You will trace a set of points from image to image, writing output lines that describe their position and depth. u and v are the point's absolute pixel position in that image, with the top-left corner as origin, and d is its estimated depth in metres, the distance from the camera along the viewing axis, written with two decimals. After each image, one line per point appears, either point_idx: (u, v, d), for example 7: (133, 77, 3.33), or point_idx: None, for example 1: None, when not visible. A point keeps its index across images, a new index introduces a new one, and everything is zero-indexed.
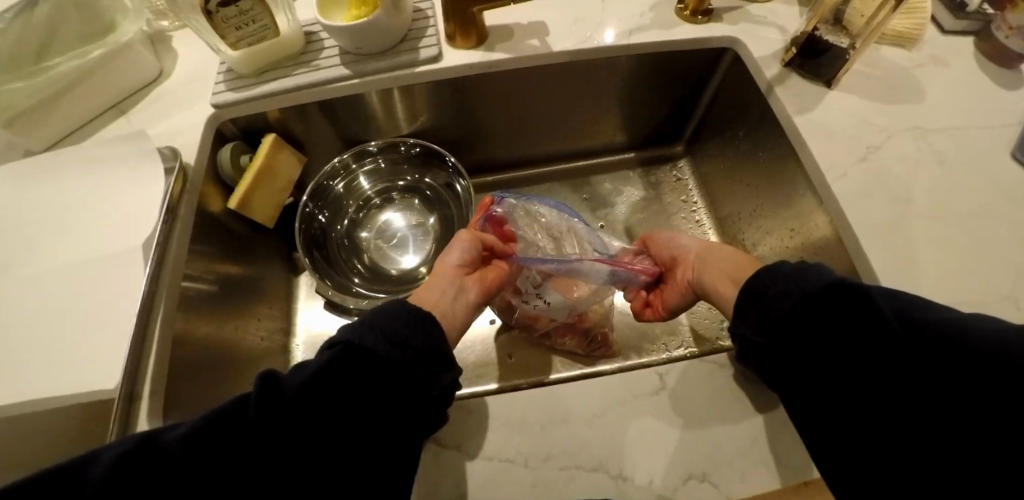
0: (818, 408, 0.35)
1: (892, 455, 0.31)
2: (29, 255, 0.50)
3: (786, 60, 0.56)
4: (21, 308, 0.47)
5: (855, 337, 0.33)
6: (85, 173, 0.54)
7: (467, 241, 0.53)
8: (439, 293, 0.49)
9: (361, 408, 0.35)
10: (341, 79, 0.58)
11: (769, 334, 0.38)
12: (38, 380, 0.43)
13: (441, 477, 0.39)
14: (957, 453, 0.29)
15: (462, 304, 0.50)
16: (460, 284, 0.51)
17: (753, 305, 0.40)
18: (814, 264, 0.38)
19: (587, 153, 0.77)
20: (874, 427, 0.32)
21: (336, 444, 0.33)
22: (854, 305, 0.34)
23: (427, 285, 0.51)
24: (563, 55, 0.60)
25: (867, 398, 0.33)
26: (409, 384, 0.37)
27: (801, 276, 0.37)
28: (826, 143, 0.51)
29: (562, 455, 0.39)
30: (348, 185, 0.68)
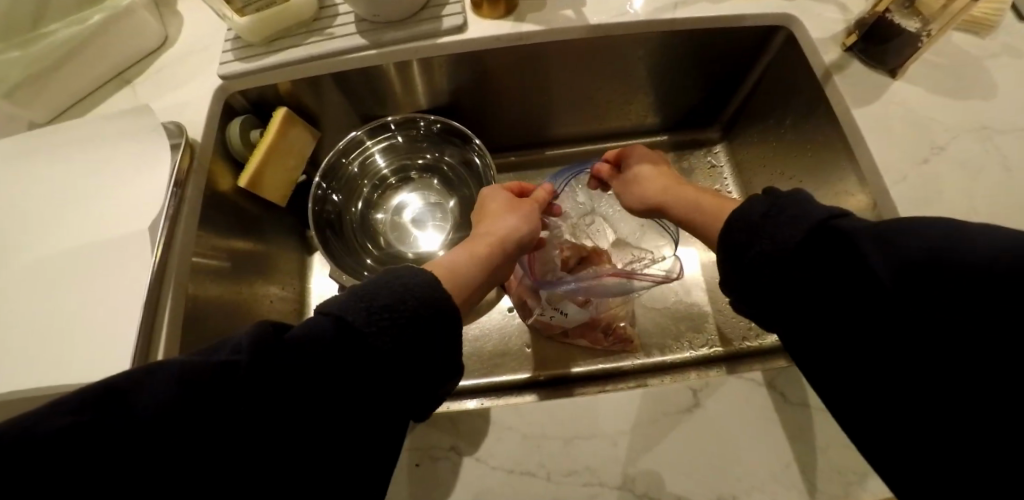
0: (839, 371, 0.31)
1: (909, 418, 0.28)
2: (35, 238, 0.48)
3: (847, 45, 0.51)
4: (12, 309, 0.45)
5: (851, 287, 0.29)
6: (89, 149, 0.51)
7: (528, 217, 0.51)
8: (478, 271, 0.46)
9: (348, 397, 0.31)
10: (356, 50, 0.54)
11: (761, 294, 0.35)
12: (52, 367, 0.42)
13: (460, 487, 0.38)
14: (978, 413, 0.25)
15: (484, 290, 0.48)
16: (504, 261, 0.49)
17: (731, 256, 0.37)
18: (796, 196, 0.35)
19: (614, 136, 0.72)
20: (885, 374, 0.28)
21: (329, 422, 0.30)
22: (849, 250, 0.30)
23: (467, 254, 0.47)
24: (598, 29, 0.55)
25: (874, 352, 0.29)
26: (423, 365, 0.35)
27: (774, 220, 0.34)
28: (886, 142, 0.47)
29: (586, 471, 0.38)
30: (362, 164, 0.65)
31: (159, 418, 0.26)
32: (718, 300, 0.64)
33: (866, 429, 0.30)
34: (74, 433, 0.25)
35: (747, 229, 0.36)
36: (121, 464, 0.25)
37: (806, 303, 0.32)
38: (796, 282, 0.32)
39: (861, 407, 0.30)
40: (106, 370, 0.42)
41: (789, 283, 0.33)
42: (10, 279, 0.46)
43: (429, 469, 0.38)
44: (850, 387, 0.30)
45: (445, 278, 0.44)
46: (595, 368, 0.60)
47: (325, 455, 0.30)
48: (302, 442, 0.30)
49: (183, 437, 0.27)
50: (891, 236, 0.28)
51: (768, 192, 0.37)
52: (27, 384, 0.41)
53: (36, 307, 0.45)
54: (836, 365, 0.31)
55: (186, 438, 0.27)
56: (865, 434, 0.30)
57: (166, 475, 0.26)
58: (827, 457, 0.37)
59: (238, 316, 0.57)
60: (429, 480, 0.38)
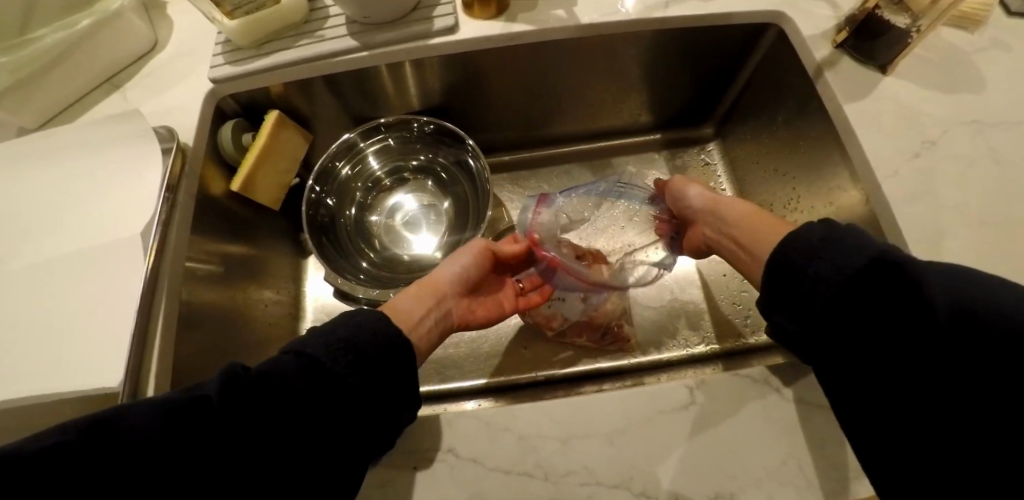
0: (869, 410, 0.30)
1: (902, 423, 0.29)
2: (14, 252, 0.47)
3: (838, 41, 0.51)
4: (9, 309, 0.44)
5: (899, 327, 0.29)
6: (79, 154, 0.51)
7: (463, 255, 0.50)
8: (424, 312, 0.44)
9: (303, 421, 0.31)
10: (347, 51, 0.54)
11: (814, 323, 0.33)
12: (53, 371, 0.41)
13: (458, 489, 0.37)
14: (972, 421, 0.27)
15: (439, 328, 0.46)
16: (446, 300, 0.47)
17: (781, 274, 0.35)
18: (849, 227, 0.33)
19: (608, 135, 0.72)
20: (913, 410, 0.28)
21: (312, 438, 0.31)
22: (904, 288, 0.29)
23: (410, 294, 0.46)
24: (591, 28, 0.54)
25: (882, 373, 0.30)
26: (405, 379, 0.36)
27: (834, 245, 0.33)
28: (878, 137, 0.47)
29: (583, 471, 0.37)
30: (356, 166, 0.65)
31: (136, 453, 0.28)
32: (714, 297, 0.64)
33: (854, 424, 0.32)
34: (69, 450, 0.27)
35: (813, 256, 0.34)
36: (121, 479, 0.27)
37: (825, 318, 0.32)
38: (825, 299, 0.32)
39: (887, 442, 0.30)
40: (95, 376, 0.41)
41: (822, 298, 0.32)
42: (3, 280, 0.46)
43: (425, 471, 0.38)
44: (879, 425, 0.30)
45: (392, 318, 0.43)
46: (590, 368, 0.60)
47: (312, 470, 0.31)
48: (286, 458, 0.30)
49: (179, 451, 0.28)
50: (957, 276, 0.29)
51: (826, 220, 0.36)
52: (31, 381, 0.41)
53: (35, 308, 0.45)
54: (858, 397, 0.31)
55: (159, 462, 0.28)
56: (847, 429, 0.32)
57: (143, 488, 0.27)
58: (821, 451, 0.37)
59: (232, 322, 0.57)
60: (425, 482, 0.38)
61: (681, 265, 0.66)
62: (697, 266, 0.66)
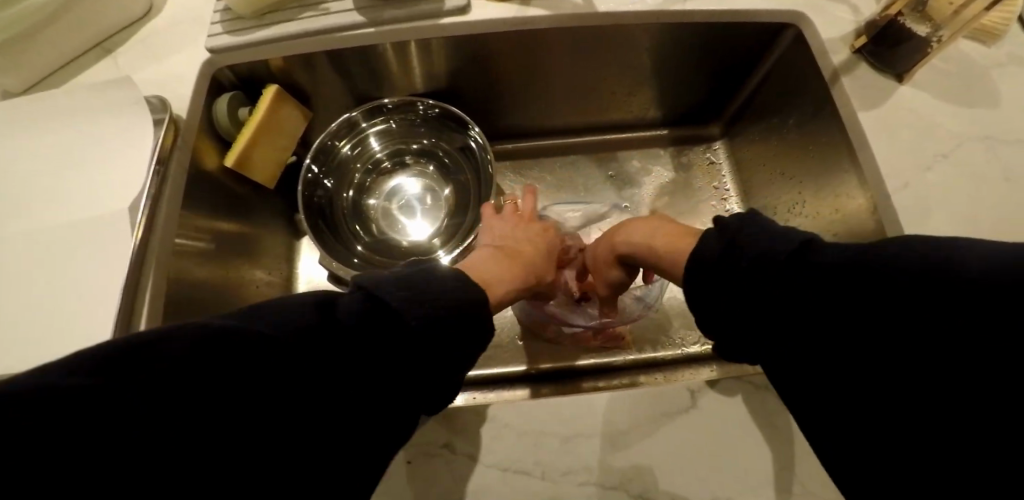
0: (827, 414, 0.27)
1: (861, 416, 0.25)
2: (13, 251, 0.44)
3: (856, 47, 0.50)
4: (8, 308, 0.42)
5: (857, 313, 0.25)
6: (66, 123, 0.48)
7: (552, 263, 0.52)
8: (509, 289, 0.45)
9: (343, 387, 0.27)
10: (352, 27, 0.51)
11: (759, 317, 0.30)
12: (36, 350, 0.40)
13: (455, 484, 0.37)
14: (935, 424, 0.23)
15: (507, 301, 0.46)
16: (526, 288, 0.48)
17: (701, 276, 0.35)
18: (759, 221, 0.34)
19: (614, 128, 0.71)
20: (878, 412, 0.24)
21: (330, 426, 0.27)
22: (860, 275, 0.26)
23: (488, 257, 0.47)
24: (606, 16, 0.53)
25: (840, 368, 0.26)
26: (431, 365, 0.32)
27: (758, 239, 0.33)
28: (892, 147, 0.46)
29: (581, 471, 0.37)
30: (356, 146, 0.63)
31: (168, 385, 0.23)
32: None
33: (814, 430, 0.28)
34: (85, 396, 0.21)
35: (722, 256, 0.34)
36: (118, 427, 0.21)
37: (758, 320, 0.30)
38: (770, 298, 0.29)
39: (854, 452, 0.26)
40: None
41: (765, 295, 0.30)
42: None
43: (422, 465, 0.37)
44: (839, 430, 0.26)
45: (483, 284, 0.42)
46: (586, 363, 0.60)
47: (327, 465, 0.27)
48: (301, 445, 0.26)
49: (187, 410, 0.23)
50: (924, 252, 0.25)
51: (718, 223, 0.36)
52: (23, 371, 0.40)
53: (16, 298, 0.42)
54: (814, 398, 0.27)
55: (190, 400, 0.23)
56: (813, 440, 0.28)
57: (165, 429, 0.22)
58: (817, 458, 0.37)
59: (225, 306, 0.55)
60: (421, 477, 0.37)
61: None
62: None
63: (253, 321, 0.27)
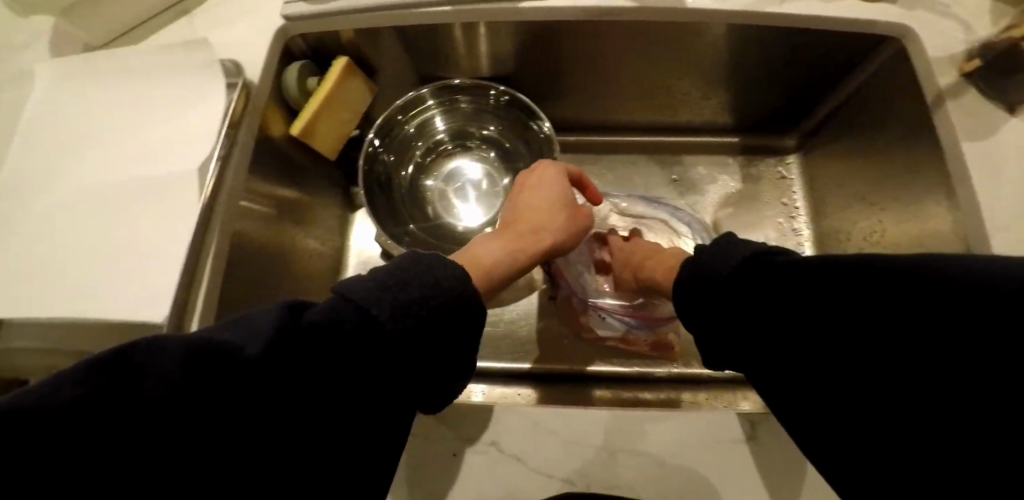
0: (832, 425, 0.27)
1: (871, 432, 0.25)
2: (92, 200, 0.45)
3: (966, 70, 0.46)
4: (77, 255, 0.43)
5: (870, 324, 0.24)
6: (143, 79, 0.49)
7: (569, 228, 0.48)
8: (502, 258, 0.42)
9: (350, 386, 0.26)
10: (430, 4, 0.50)
11: (770, 328, 0.30)
12: (102, 299, 0.41)
13: (498, 484, 0.37)
14: (946, 441, 0.22)
15: (511, 274, 0.43)
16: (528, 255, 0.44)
17: (690, 294, 0.37)
18: (738, 240, 0.35)
19: (683, 131, 0.68)
20: (890, 429, 0.24)
21: (357, 398, 0.26)
22: (867, 285, 0.25)
23: (484, 239, 0.44)
24: (694, 13, 0.50)
25: (850, 381, 0.25)
26: (435, 359, 0.30)
27: (722, 263, 0.35)
28: (994, 185, 0.43)
29: (628, 488, 0.37)
30: (421, 124, 0.62)
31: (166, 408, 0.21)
32: None
33: (821, 449, 0.28)
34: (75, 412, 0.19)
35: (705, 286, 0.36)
36: (131, 459, 0.20)
37: (762, 328, 0.30)
38: (780, 305, 0.29)
39: (863, 469, 0.25)
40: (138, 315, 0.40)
41: (772, 303, 0.30)
42: (64, 218, 0.45)
43: (468, 460, 0.38)
44: (848, 447, 0.26)
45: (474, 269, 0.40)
46: (626, 371, 0.59)
47: (338, 455, 0.26)
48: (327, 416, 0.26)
49: (191, 412, 0.22)
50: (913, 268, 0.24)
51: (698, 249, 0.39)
52: (89, 318, 0.40)
53: (86, 246, 0.43)
54: (817, 412, 0.27)
55: (196, 417, 0.22)
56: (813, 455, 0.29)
57: (176, 452, 0.21)
58: None
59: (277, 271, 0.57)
60: (466, 473, 0.37)
61: None
62: None
63: (248, 330, 0.25)
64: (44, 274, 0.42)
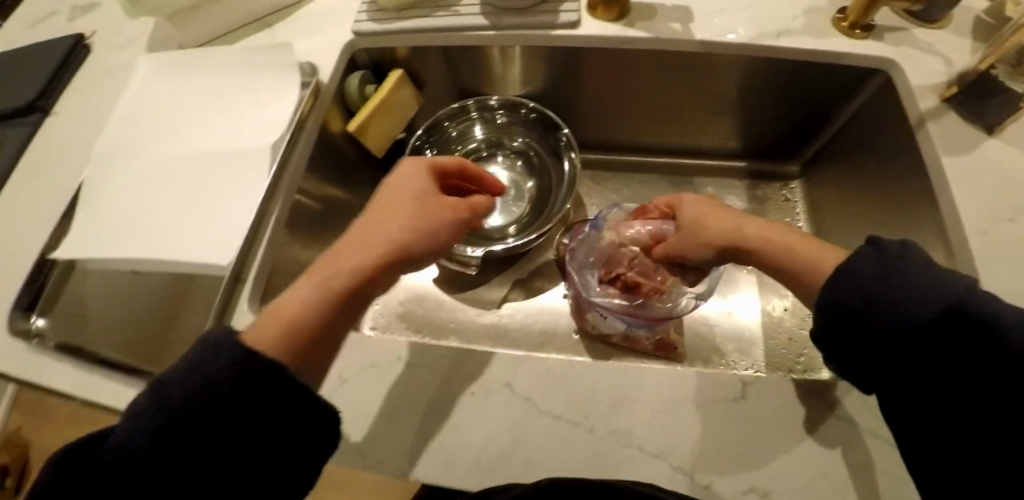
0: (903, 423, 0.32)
1: (931, 429, 0.31)
2: (181, 167, 0.55)
3: (947, 96, 0.52)
4: (166, 209, 0.52)
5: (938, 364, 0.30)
6: (232, 75, 0.59)
7: (416, 222, 0.41)
8: (317, 303, 0.35)
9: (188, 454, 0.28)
10: (476, 28, 0.59)
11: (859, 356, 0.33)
12: (182, 245, 0.49)
13: (507, 422, 0.41)
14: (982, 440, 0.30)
15: (337, 314, 0.36)
16: (358, 280, 0.37)
17: (831, 291, 0.34)
18: (884, 252, 0.33)
19: (693, 154, 0.75)
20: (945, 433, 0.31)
21: (275, 430, 0.31)
22: (937, 335, 0.30)
23: (300, 280, 0.37)
24: (701, 45, 0.58)
25: (921, 396, 0.31)
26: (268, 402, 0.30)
27: (894, 275, 0.32)
28: (970, 194, 0.47)
29: (627, 433, 0.40)
30: (461, 129, 0.70)
31: None
32: (770, 328, 0.65)
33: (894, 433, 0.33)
34: None
35: (844, 296, 0.33)
36: None
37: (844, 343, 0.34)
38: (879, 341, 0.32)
39: (917, 452, 0.32)
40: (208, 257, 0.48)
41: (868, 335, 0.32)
42: (158, 179, 0.54)
43: (482, 397, 0.42)
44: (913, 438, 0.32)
45: (273, 328, 0.34)
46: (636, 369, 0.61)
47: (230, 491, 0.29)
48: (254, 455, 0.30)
49: None
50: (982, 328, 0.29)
51: (873, 242, 0.35)
52: (168, 257, 0.48)
53: (172, 204, 0.52)
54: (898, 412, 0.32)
55: None
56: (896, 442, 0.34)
57: None
58: (864, 475, 0.37)
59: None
60: (482, 410, 0.41)
61: (747, 317, 0.65)
62: (762, 320, 0.65)
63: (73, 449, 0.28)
64: (139, 222, 0.51)
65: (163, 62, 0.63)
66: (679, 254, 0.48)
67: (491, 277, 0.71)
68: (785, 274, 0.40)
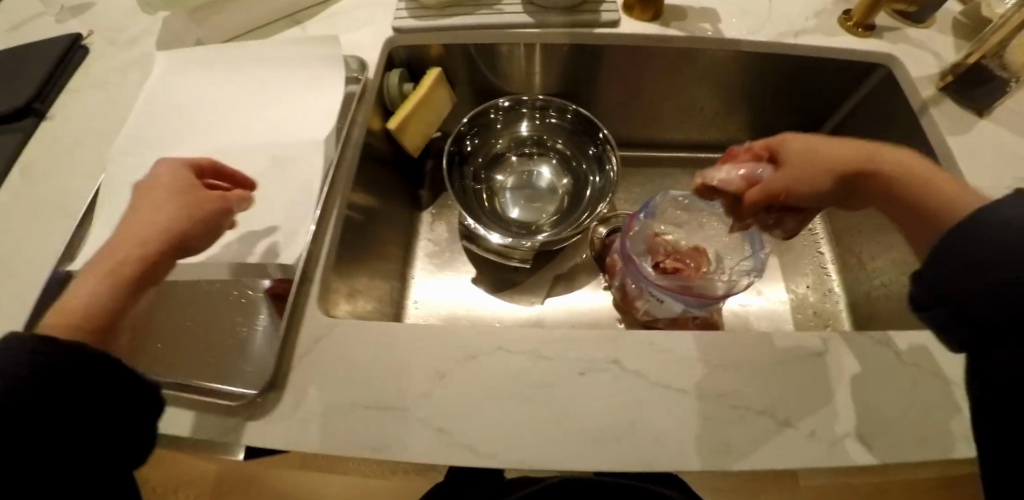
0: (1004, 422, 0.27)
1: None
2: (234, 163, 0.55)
3: (943, 85, 0.59)
4: None
5: None
6: (272, 73, 0.61)
7: (197, 212, 0.42)
8: (87, 296, 0.35)
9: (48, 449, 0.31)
10: (521, 26, 0.61)
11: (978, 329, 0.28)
12: (249, 241, 0.49)
13: (619, 396, 0.41)
14: None
15: (106, 303, 0.36)
16: (143, 269, 0.38)
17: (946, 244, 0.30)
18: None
19: (710, 148, 0.80)
20: None
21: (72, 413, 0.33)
22: None
23: (78, 280, 0.37)
24: (729, 42, 0.63)
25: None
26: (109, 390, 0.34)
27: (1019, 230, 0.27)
28: (976, 167, 0.54)
29: (732, 394, 0.41)
30: (505, 124, 0.71)
31: None
32: (799, 305, 0.69)
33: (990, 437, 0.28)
34: None
35: (961, 249, 0.29)
36: None
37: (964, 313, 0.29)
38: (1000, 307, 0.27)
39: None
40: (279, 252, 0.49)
41: (993, 300, 0.27)
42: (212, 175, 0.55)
43: (592, 375, 0.42)
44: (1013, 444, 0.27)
45: (54, 325, 0.34)
46: None
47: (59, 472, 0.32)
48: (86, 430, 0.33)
49: None
50: None
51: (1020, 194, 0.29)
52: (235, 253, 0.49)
53: None
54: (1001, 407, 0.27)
55: None
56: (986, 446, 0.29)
57: None
58: (948, 415, 0.41)
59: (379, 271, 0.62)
60: (593, 387, 0.42)
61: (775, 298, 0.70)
62: (789, 298, 0.69)
63: None
64: None
65: (192, 60, 0.62)
66: (784, 192, 0.41)
67: (529, 275, 0.71)
68: (905, 207, 0.37)
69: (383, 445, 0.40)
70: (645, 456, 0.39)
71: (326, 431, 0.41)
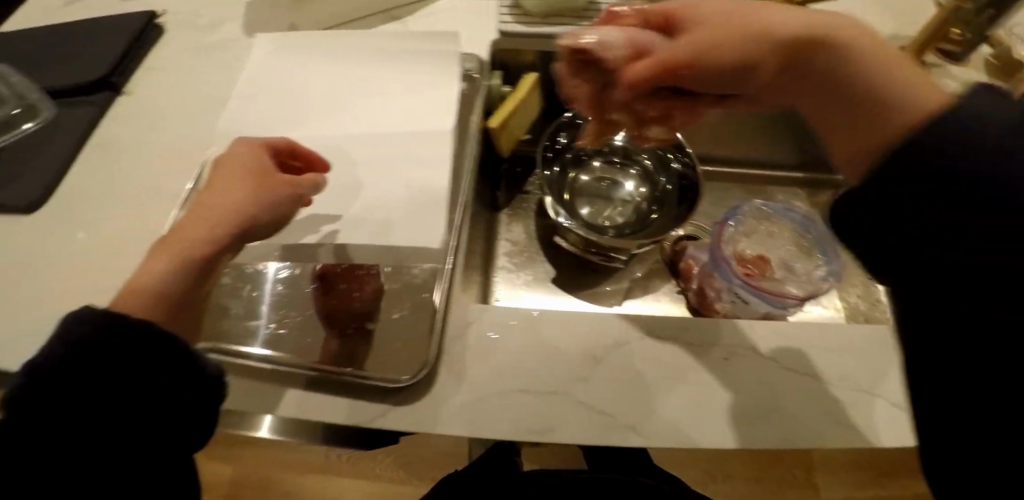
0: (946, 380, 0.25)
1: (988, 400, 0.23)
2: (354, 147, 0.54)
3: None
4: (353, 184, 0.51)
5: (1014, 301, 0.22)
6: (384, 61, 0.60)
7: (265, 198, 0.41)
8: (158, 272, 0.36)
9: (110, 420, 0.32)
10: None
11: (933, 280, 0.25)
12: (384, 225, 0.48)
13: (761, 382, 0.43)
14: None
15: (167, 282, 0.36)
16: (206, 249, 0.38)
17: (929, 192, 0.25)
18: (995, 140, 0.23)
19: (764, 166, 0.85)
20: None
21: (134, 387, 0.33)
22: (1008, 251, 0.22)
23: (154, 253, 0.38)
24: None
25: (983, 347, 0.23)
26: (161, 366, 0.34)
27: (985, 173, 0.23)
28: None
29: (849, 378, 0.44)
30: (601, 129, 0.75)
31: None
32: (852, 313, 0.74)
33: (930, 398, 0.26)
34: None
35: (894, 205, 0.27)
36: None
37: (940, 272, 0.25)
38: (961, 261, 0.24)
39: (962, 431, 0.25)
40: (421, 235, 0.47)
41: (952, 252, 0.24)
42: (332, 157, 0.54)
43: (736, 363, 0.44)
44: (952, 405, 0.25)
45: (124, 295, 0.36)
46: None
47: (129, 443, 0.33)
48: (122, 403, 0.33)
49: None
50: None
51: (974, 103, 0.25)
52: (366, 236, 0.47)
53: (356, 183, 0.51)
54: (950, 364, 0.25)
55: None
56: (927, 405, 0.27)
57: None
58: None
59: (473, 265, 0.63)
60: (739, 373, 0.43)
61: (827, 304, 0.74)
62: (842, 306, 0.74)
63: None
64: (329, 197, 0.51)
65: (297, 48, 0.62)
66: (683, 59, 0.33)
67: (605, 278, 0.72)
68: (842, 100, 0.32)
69: (542, 429, 0.40)
70: (789, 438, 0.41)
71: (479, 415, 0.41)
